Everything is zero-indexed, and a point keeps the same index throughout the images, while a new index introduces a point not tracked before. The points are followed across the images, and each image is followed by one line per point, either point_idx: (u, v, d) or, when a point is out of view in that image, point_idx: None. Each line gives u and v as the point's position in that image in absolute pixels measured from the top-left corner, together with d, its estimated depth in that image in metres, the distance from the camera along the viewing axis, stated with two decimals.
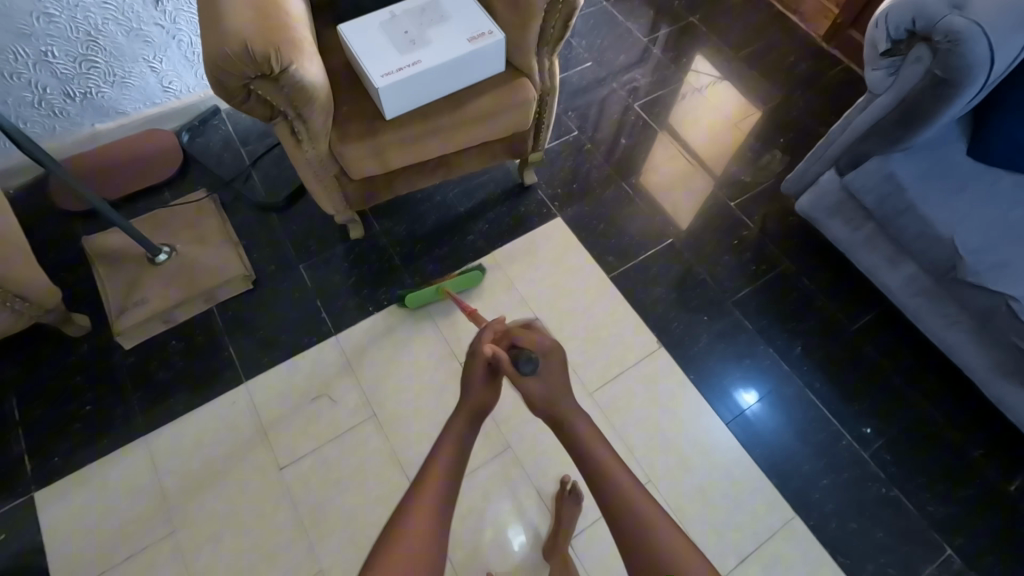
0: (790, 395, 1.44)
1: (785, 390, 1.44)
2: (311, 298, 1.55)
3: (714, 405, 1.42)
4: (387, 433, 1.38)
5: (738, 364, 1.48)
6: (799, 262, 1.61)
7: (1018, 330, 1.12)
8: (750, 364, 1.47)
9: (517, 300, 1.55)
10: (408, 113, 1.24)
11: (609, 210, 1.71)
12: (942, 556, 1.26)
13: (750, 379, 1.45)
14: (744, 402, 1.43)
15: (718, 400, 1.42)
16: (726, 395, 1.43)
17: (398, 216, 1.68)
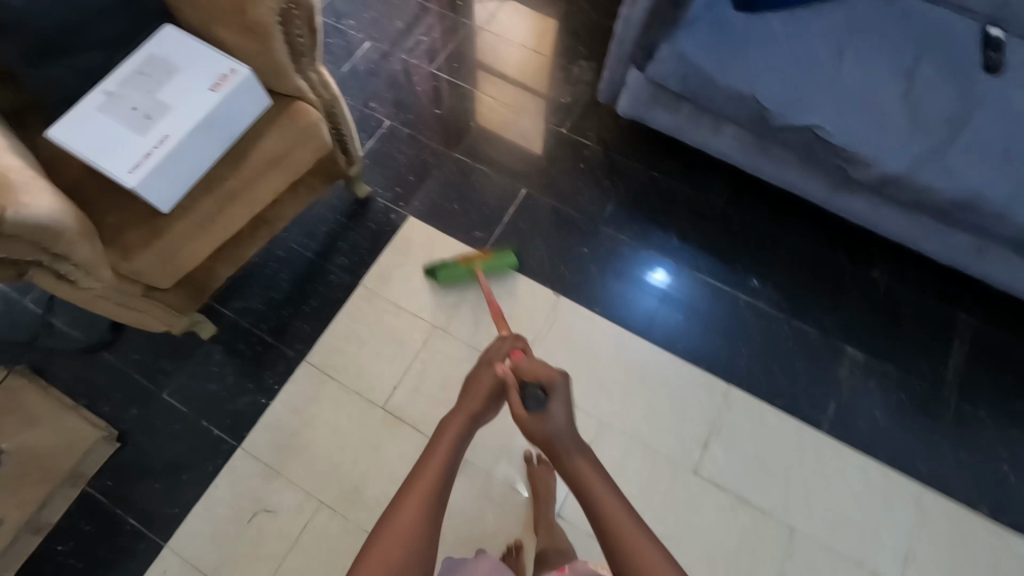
0: (686, 285, 1.52)
1: (685, 287, 1.51)
2: (193, 421, 1.36)
3: (632, 294, 1.50)
4: (344, 510, 1.29)
5: (634, 279, 1.52)
6: (644, 159, 1.66)
7: (832, 151, 1.23)
8: (651, 248, 1.56)
9: (408, 318, 1.46)
10: (187, 194, 1.06)
11: (456, 186, 1.64)
12: (848, 357, 1.43)
13: (656, 261, 1.54)
14: (656, 281, 1.52)
15: (635, 288, 1.51)
16: (640, 281, 1.52)
17: (244, 289, 1.48)
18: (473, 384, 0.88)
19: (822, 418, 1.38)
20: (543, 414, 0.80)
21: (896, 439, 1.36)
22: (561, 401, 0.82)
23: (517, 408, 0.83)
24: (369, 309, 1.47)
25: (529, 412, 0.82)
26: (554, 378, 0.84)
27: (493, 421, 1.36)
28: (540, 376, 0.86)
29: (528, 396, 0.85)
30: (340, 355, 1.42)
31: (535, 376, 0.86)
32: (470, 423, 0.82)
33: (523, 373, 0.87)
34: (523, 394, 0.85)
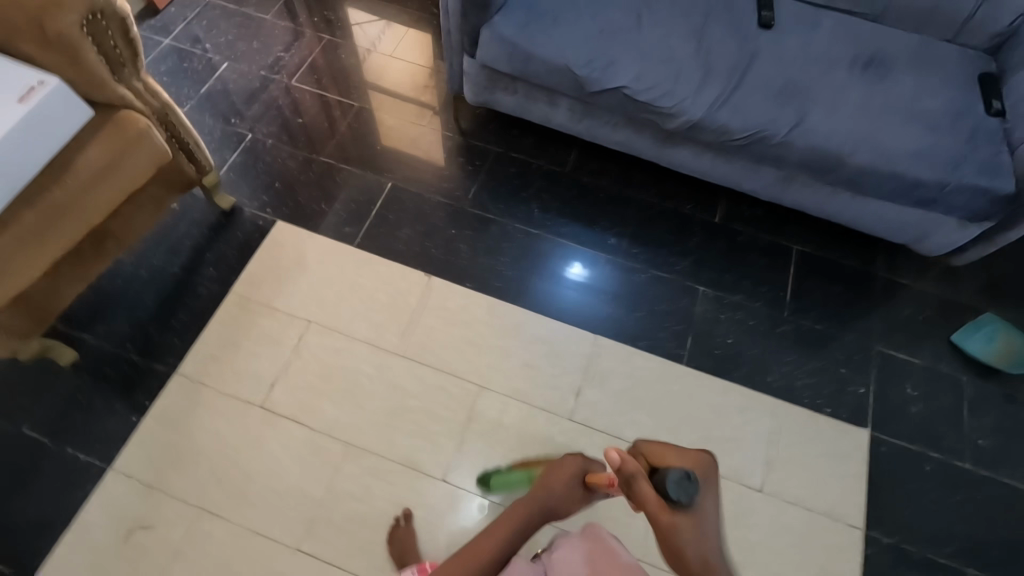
0: (602, 270, 1.60)
1: (596, 272, 1.59)
2: (58, 452, 1.30)
3: (553, 290, 1.56)
4: (228, 513, 1.27)
5: (535, 259, 1.61)
6: (503, 142, 1.78)
7: (642, 106, 1.38)
8: (565, 244, 1.63)
9: (283, 317, 1.48)
10: (8, 208, 1.06)
11: (324, 187, 1.68)
12: (699, 294, 1.57)
13: (572, 255, 1.61)
14: (575, 275, 1.59)
15: (556, 284, 1.57)
16: (560, 277, 1.58)
17: (107, 312, 1.45)
18: (552, 481, 0.79)
19: (682, 351, 1.50)
20: (692, 514, 0.63)
21: (747, 359, 1.50)
22: (709, 502, 0.65)
23: (649, 501, 0.64)
24: (241, 314, 1.47)
25: (666, 507, 0.63)
26: (703, 467, 0.67)
27: (377, 402, 1.40)
28: (687, 465, 0.66)
29: (663, 486, 0.64)
30: (214, 362, 1.41)
31: (668, 462, 0.67)
32: (539, 520, 0.76)
33: (643, 450, 0.70)
34: (655, 484, 0.64)
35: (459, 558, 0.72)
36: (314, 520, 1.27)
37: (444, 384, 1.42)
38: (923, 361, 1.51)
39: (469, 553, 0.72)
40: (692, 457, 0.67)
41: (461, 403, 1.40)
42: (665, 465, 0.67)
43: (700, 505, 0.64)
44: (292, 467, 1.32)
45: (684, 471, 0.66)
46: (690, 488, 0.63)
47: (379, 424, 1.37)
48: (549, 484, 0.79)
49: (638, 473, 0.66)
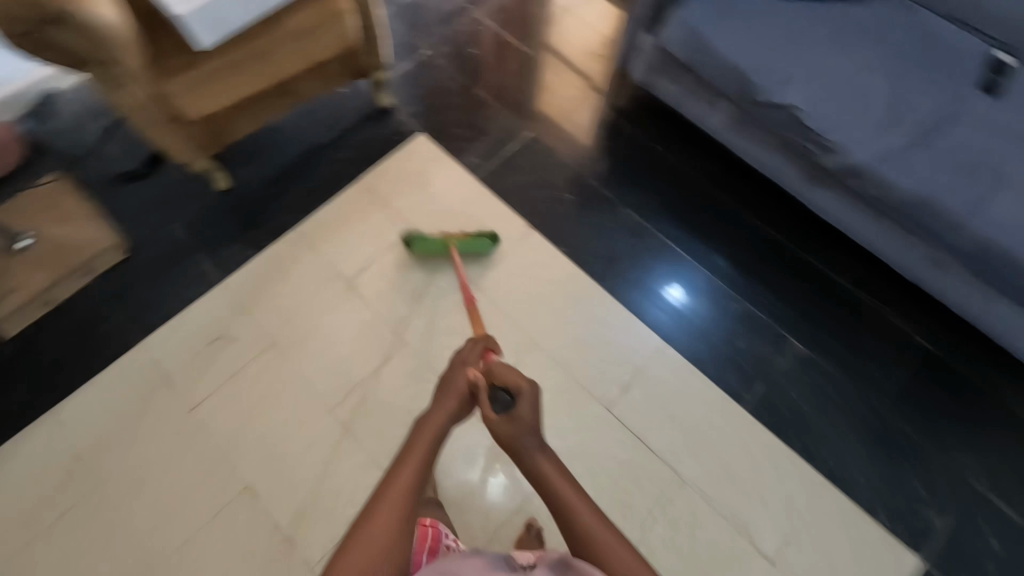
0: (702, 301, 1.53)
1: (695, 303, 1.52)
2: (188, 253, 1.55)
3: (645, 305, 1.52)
4: (290, 354, 1.44)
5: (638, 260, 1.58)
6: (648, 130, 1.75)
7: (804, 133, 1.28)
8: (673, 262, 1.57)
9: (393, 214, 1.62)
10: (226, 42, 1.26)
11: (469, 116, 1.78)
12: (788, 347, 1.47)
13: (674, 275, 1.56)
14: (671, 297, 1.53)
15: (649, 299, 1.53)
16: (654, 294, 1.53)
17: (262, 157, 1.67)
18: (451, 370, 0.85)
19: (746, 394, 1.42)
20: (508, 415, 0.75)
21: (812, 429, 1.38)
22: (525, 404, 0.76)
23: (486, 411, 0.77)
24: (360, 199, 1.63)
25: (498, 417, 0.75)
26: (523, 388, 0.78)
27: (440, 317, 1.49)
28: (508, 384, 0.79)
29: (495, 399, 0.81)
30: (326, 229, 1.59)
31: (502, 381, 0.80)
32: (440, 434, 0.76)
33: (494, 375, 0.81)
34: (491, 401, 0.80)
35: (384, 496, 0.67)
36: (352, 391, 1.40)
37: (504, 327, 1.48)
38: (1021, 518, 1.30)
39: (392, 503, 0.66)
40: (525, 376, 0.79)
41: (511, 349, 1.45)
42: (501, 382, 0.80)
43: (522, 412, 0.75)
44: (350, 341, 1.46)
45: (510, 392, 0.80)
46: (506, 401, 0.79)
47: (434, 335, 1.47)
48: (448, 391, 0.80)
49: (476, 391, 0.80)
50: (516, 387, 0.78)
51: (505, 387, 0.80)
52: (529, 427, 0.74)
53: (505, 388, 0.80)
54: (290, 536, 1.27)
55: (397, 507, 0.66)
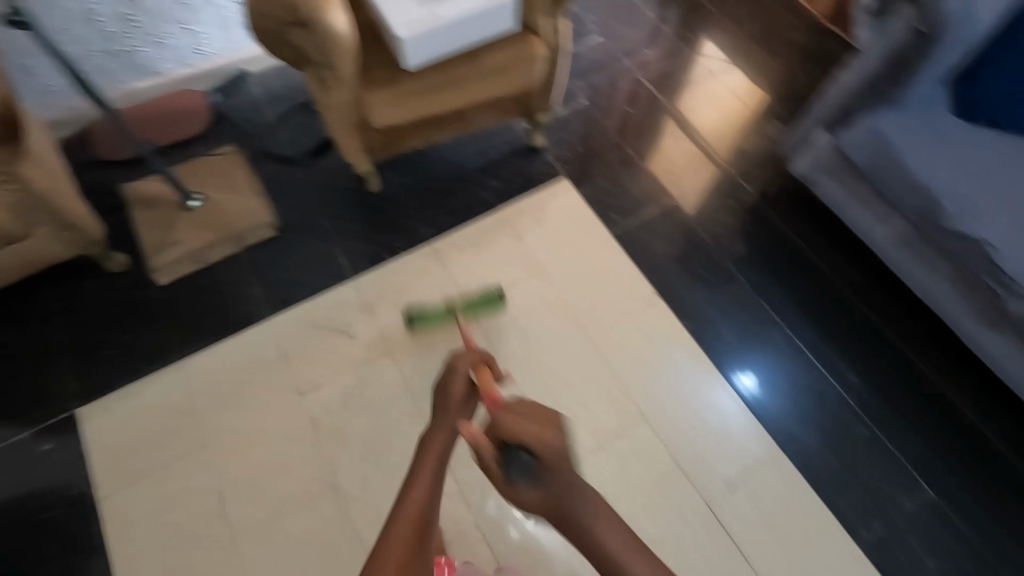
0: (775, 396, 1.47)
1: (770, 398, 1.46)
2: (330, 244, 1.63)
3: (710, 385, 1.47)
4: (403, 365, 1.46)
5: (715, 341, 1.53)
6: (796, 224, 1.70)
7: (992, 271, 1.20)
8: (751, 348, 1.52)
9: (524, 252, 1.63)
10: (430, 66, 1.35)
11: (614, 172, 1.79)
12: (920, 493, 1.35)
13: (748, 362, 1.50)
14: (741, 384, 1.48)
15: (717, 381, 1.47)
16: (724, 377, 1.48)
17: (413, 170, 1.74)
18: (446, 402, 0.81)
19: (864, 531, 1.32)
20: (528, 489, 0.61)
21: None
22: (570, 476, 0.61)
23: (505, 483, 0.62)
24: (497, 229, 1.66)
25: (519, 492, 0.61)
26: (548, 443, 0.62)
27: (551, 364, 1.47)
28: (524, 439, 0.62)
29: (507, 462, 0.63)
30: (458, 252, 1.62)
31: (515, 437, 0.63)
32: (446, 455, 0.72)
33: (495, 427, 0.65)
34: (500, 457, 0.64)
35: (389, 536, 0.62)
36: None
37: (613, 391, 1.44)
38: None
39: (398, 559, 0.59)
40: (557, 427, 0.64)
41: (617, 415, 1.42)
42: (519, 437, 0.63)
43: (558, 476, 0.61)
44: None
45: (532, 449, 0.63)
46: (527, 467, 0.62)
47: (542, 382, 1.45)
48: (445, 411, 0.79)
49: (484, 447, 0.64)
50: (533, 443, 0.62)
51: (512, 440, 0.63)
52: (555, 479, 0.61)
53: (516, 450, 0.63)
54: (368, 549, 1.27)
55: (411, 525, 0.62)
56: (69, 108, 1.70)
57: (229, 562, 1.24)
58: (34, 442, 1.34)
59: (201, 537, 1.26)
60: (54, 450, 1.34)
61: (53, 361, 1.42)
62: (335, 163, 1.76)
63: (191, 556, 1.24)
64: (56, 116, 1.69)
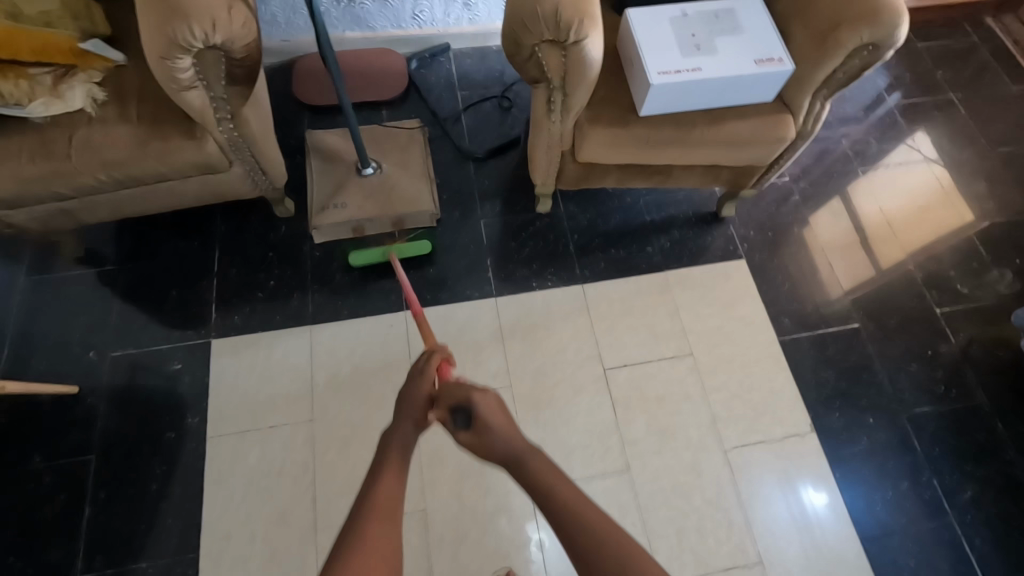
0: (845, 522, 1.30)
1: (841, 530, 1.30)
2: (481, 253, 1.56)
3: (775, 488, 1.32)
4: (519, 406, 1.38)
5: (802, 452, 1.36)
6: (1000, 404, 1.43)
7: None
8: (839, 475, 1.35)
9: (677, 329, 1.49)
10: (661, 116, 1.20)
11: (800, 268, 1.58)
12: None
13: (827, 481, 1.34)
14: (809, 500, 1.32)
15: (784, 488, 1.32)
16: (793, 489, 1.32)
17: (586, 203, 1.64)
18: (408, 401, 0.77)
19: None
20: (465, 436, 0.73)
21: None
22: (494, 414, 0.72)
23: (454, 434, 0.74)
24: (656, 295, 1.52)
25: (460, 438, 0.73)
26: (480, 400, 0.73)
27: (671, 461, 1.34)
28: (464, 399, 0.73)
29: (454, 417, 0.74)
30: (607, 306, 1.50)
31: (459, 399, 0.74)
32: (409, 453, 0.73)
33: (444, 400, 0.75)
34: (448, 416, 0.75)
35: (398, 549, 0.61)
36: None
37: (732, 519, 1.29)
38: None
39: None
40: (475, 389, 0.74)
41: (729, 549, 1.26)
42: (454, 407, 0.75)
43: (487, 422, 0.72)
44: (578, 431, 1.36)
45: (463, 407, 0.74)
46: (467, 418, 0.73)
47: (658, 479, 1.32)
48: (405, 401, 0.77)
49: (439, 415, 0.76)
50: (467, 402, 0.73)
51: (460, 404, 0.74)
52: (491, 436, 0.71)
53: (460, 406, 0.74)
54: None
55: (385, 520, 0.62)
56: (283, 41, 1.73)
57: (306, 547, 1.23)
58: (169, 359, 1.39)
59: (289, 511, 1.26)
60: (181, 371, 1.38)
61: (205, 285, 1.47)
62: (509, 170, 1.68)
63: (274, 527, 1.24)
64: (270, 45, 1.73)
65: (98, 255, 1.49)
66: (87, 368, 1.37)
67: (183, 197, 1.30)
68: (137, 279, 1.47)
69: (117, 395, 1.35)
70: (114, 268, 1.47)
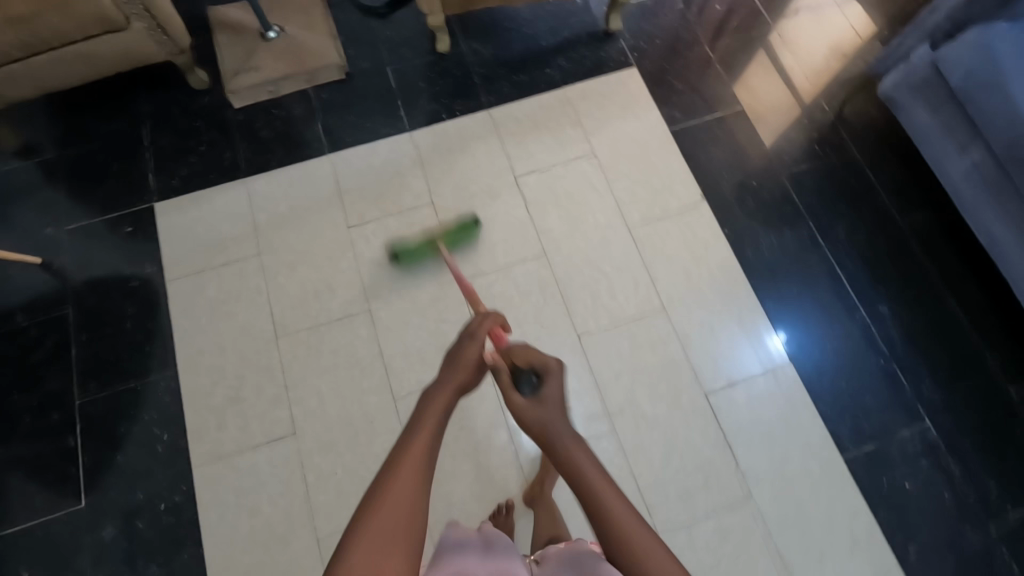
0: (803, 341, 1.43)
1: (739, 283, 1.47)
2: (393, 96, 1.67)
3: (677, 249, 1.50)
4: (443, 218, 1.53)
5: (717, 229, 1.53)
6: (868, 153, 1.60)
7: None
8: (729, 235, 1.52)
9: (579, 134, 1.62)
10: None
11: (689, 69, 1.71)
12: (919, 426, 1.35)
13: (780, 310, 1.46)
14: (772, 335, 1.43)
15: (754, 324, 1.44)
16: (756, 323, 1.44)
17: (483, 38, 1.73)
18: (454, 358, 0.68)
19: (853, 448, 1.33)
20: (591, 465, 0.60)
21: (908, 517, 1.28)
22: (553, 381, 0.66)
23: (508, 393, 0.66)
24: (558, 108, 1.66)
25: (522, 399, 0.65)
26: (549, 364, 0.67)
27: (584, 242, 1.50)
28: (533, 361, 0.68)
29: (518, 379, 0.67)
30: (514, 124, 1.64)
31: (527, 362, 0.69)
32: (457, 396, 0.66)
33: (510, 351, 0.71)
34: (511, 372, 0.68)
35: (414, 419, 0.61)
36: (483, 272, 1.47)
37: (638, 278, 1.47)
38: None
39: (395, 503, 0.52)
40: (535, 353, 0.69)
41: (639, 301, 1.45)
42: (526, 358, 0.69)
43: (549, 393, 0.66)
44: (498, 231, 1.51)
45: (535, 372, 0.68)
46: (534, 384, 0.67)
47: (573, 258, 1.49)
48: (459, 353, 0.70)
49: (500, 367, 0.70)
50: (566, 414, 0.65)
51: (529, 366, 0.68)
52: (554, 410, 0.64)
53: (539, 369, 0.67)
54: (390, 378, 1.37)
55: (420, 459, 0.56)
56: None
57: (271, 353, 1.39)
58: (120, 224, 1.52)
59: (251, 326, 1.41)
60: (133, 232, 1.51)
61: (140, 158, 1.58)
62: (410, 20, 1.76)
63: (237, 340, 1.40)
64: None
65: (34, 147, 1.58)
66: (47, 241, 1.50)
67: (95, 62, 1.39)
68: (75, 163, 1.57)
69: (78, 260, 1.49)
70: (52, 156, 1.57)
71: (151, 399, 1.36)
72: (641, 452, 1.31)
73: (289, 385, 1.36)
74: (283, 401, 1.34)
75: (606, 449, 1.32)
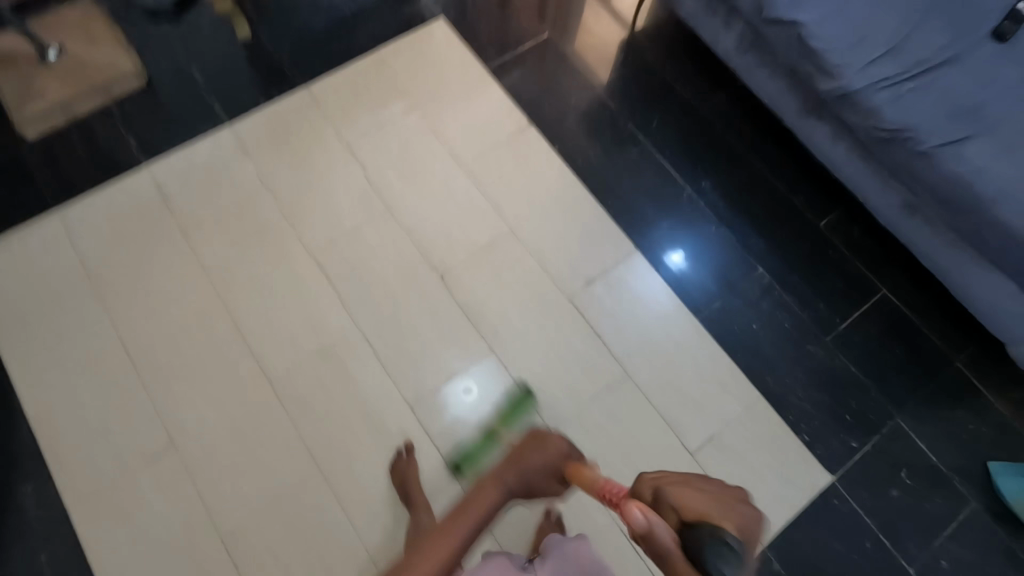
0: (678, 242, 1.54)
1: (577, 192, 1.57)
2: (202, 93, 1.62)
3: (516, 175, 1.58)
4: (284, 200, 1.51)
5: (548, 149, 1.62)
6: (664, 50, 1.75)
7: (807, 56, 1.28)
8: (559, 151, 1.62)
9: (401, 91, 1.65)
10: None
11: (492, 8, 1.78)
12: (754, 273, 1.52)
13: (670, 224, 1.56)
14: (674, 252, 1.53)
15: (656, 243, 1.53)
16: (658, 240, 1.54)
17: (284, 18, 1.71)
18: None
19: (704, 308, 1.48)
20: None
21: (760, 350, 1.45)
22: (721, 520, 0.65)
23: None
24: (374, 70, 1.67)
25: None
26: None
27: (427, 191, 1.54)
28: None
29: None
30: (334, 95, 1.64)
31: None
32: None
33: None
34: None
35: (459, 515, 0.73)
36: (334, 240, 1.47)
37: (486, 210, 1.53)
38: (926, 450, 1.38)
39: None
40: None
41: (490, 230, 1.51)
42: None
43: None
44: (341, 198, 1.52)
45: None
46: None
47: (421, 207, 1.52)
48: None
49: None
50: None
51: None
52: None
53: None
54: (262, 365, 1.35)
55: (457, 534, 0.70)
56: None
57: (129, 374, 1.33)
58: None
59: (101, 354, 1.34)
60: None
61: None
62: (203, 15, 1.71)
63: (89, 371, 1.32)
64: None
65: None
66: None
67: None
68: None
69: None
70: None
71: (4, 458, 1.26)
72: (523, 364, 1.39)
73: (156, 400, 1.31)
74: (154, 418, 1.29)
75: (489, 370, 1.38)
